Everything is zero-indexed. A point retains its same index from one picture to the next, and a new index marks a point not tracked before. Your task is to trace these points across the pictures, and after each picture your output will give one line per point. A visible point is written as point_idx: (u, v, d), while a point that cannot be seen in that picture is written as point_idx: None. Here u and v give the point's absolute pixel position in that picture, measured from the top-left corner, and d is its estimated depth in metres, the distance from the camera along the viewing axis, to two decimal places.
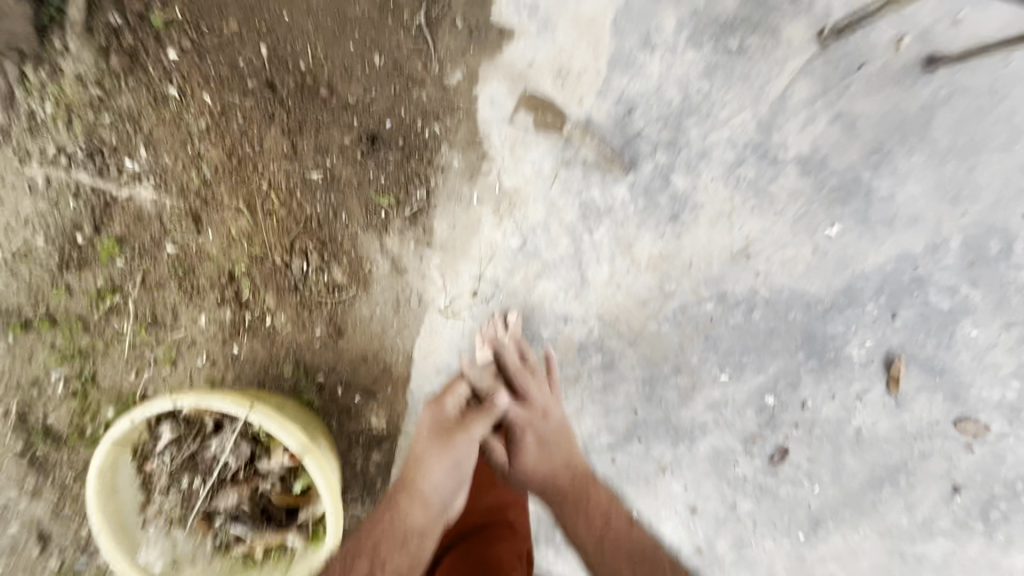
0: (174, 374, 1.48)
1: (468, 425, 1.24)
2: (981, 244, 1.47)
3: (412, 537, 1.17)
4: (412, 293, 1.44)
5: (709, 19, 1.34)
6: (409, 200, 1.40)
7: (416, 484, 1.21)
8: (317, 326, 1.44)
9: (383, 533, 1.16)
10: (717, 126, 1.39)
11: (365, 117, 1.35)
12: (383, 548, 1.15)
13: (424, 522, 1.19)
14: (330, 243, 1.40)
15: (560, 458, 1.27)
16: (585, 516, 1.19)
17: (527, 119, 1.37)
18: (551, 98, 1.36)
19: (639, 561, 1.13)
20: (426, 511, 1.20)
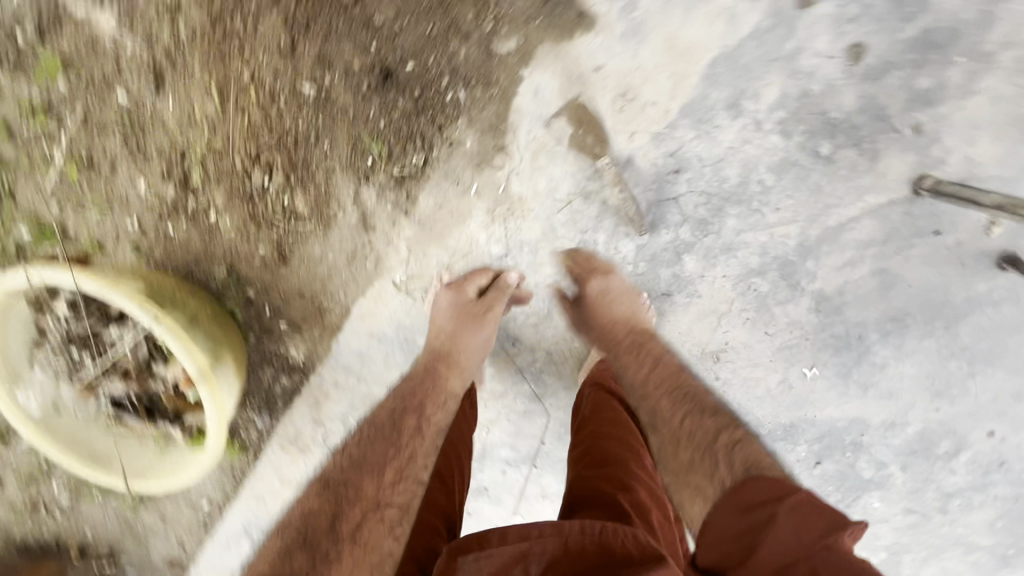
0: (97, 227, 1.33)
1: (490, 307, 1.25)
2: (933, 439, 1.44)
3: (454, 397, 1.24)
4: (372, 253, 1.31)
5: (814, 109, 1.11)
6: (402, 160, 1.21)
7: (445, 354, 1.25)
8: (262, 244, 1.32)
9: (419, 391, 1.21)
10: (760, 225, 1.22)
11: (385, 48, 1.12)
12: (418, 406, 1.18)
13: (463, 382, 1.26)
14: (301, 167, 1.23)
15: (619, 313, 1.22)
16: (636, 361, 1.17)
17: (567, 128, 1.16)
18: (602, 117, 1.15)
19: (681, 397, 1.08)
20: (463, 374, 1.26)
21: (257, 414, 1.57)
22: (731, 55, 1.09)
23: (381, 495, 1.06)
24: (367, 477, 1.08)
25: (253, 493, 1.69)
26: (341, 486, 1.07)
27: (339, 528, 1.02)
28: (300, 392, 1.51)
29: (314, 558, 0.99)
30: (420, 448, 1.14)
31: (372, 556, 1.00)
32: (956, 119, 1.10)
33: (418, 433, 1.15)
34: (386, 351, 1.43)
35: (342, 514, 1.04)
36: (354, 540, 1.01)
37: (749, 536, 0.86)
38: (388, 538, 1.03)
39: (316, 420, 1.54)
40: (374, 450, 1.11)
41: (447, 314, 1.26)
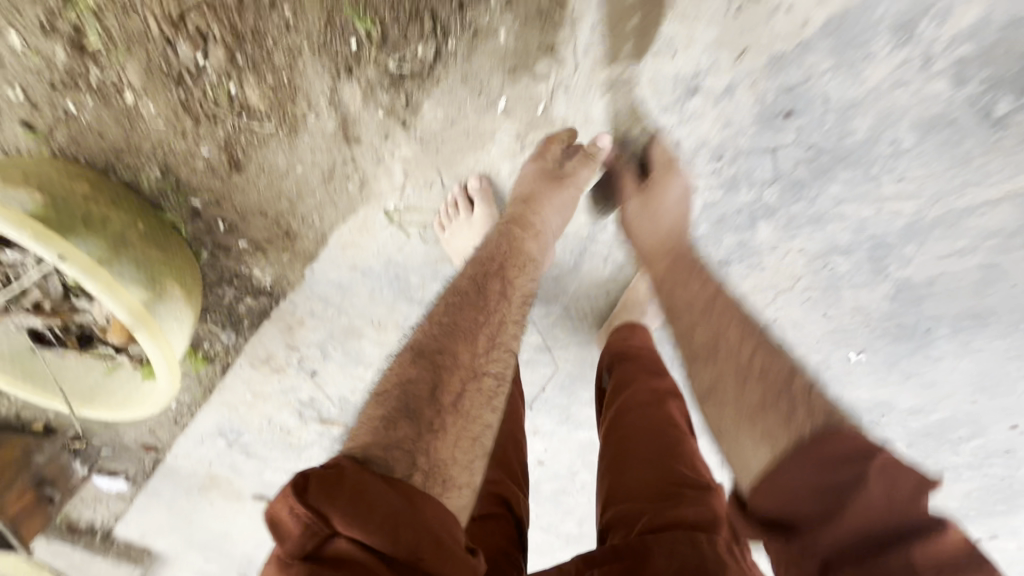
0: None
1: (571, 175, 0.90)
2: (952, 425, 1.36)
3: (537, 266, 0.92)
4: (355, 172, 0.99)
5: (1016, 50, 0.76)
6: (402, 48, 0.84)
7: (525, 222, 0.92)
8: (204, 144, 0.97)
9: (502, 252, 0.88)
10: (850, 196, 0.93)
11: None
12: (505, 270, 0.86)
13: (543, 246, 0.94)
14: (250, 43, 0.84)
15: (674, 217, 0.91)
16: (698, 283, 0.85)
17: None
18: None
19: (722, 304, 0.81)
20: (540, 239, 0.93)
21: (223, 333, 1.33)
22: None
23: (478, 364, 0.74)
24: (459, 341, 0.74)
25: (223, 402, 1.52)
26: (437, 354, 0.72)
27: (441, 394, 0.68)
28: (269, 317, 1.28)
29: (420, 427, 0.64)
30: (510, 313, 0.83)
31: (474, 428, 0.69)
32: None
33: (507, 297, 0.83)
34: (372, 286, 1.18)
35: (443, 382, 0.69)
36: (457, 412, 0.68)
37: (829, 499, 0.54)
38: (488, 411, 0.72)
39: (289, 344, 1.34)
40: (461, 319, 0.77)
41: (529, 180, 0.92)
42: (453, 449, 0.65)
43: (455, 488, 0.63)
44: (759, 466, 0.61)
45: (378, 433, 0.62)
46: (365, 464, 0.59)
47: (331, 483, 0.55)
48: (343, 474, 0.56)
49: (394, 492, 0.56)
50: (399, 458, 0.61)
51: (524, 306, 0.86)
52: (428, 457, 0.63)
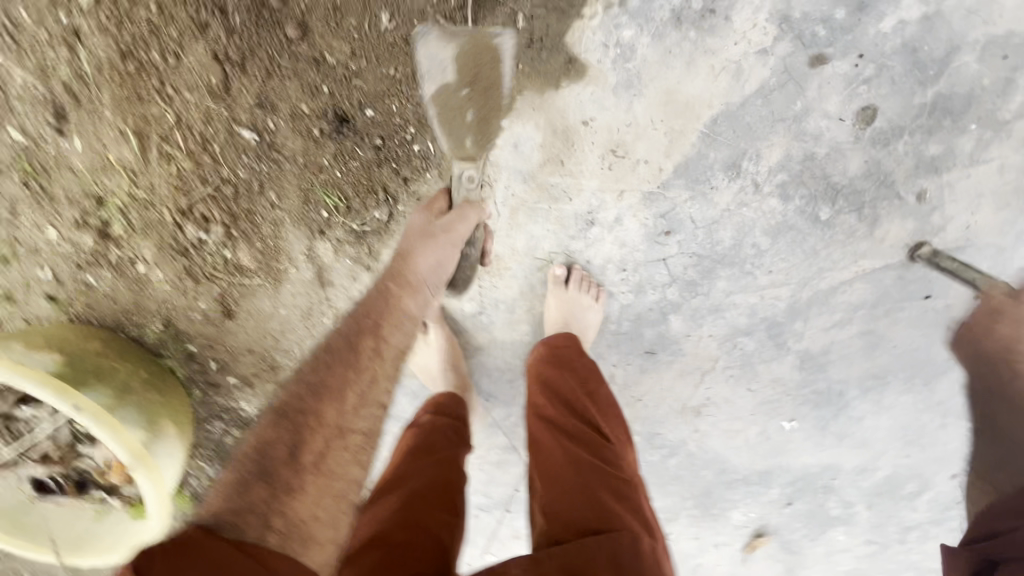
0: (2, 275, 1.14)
1: (444, 227, 0.98)
2: (899, 481, 1.45)
3: (413, 320, 1.00)
4: (329, 309, 1.18)
5: (817, 173, 1.03)
6: (362, 213, 1.07)
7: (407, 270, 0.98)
8: (202, 298, 1.17)
9: (382, 307, 0.97)
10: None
11: (340, 91, 0.96)
12: (381, 324, 0.96)
13: (423, 300, 1.01)
14: (244, 220, 1.07)
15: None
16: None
17: (445, 72, 0.95)
18: (500, 81, 0.96)
19: None
20: (419, 293, 1.00)
21: (209, 466, 1.41)
22: (734, 114, 0.98)
23: (343, 421, 0.89)
24: (324, 401, 0.89)
25: None
26: (299, 415, 0.87)
27: (299, 457, 0.84)
28: None
29: (275, 489, 0.80)
30: (382, 369, 0.95)
31: (337, 483, 0.86)
32: (960, 187, 1.04)
33: (378, 353, 0.95)
34: None
35: (301, 444, 0.85)
36: (319, 468, 0.85)
37: None
38: (353, 465, 0.88)
39: None
40: (332, 376, 0.91)
41: (415, 232, 0.98)
42: (310, 507, 0.83)
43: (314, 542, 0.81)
44: None
45: (234, 499, 0.77)
46: (216, 536, 0.71)
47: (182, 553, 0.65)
48: (199, 543, 0.68)
49: (242, 553, 0.70)
50: (253, 520, 0.75)
51: (398, 360, 0.98)
52: (284, 515, 0.79)
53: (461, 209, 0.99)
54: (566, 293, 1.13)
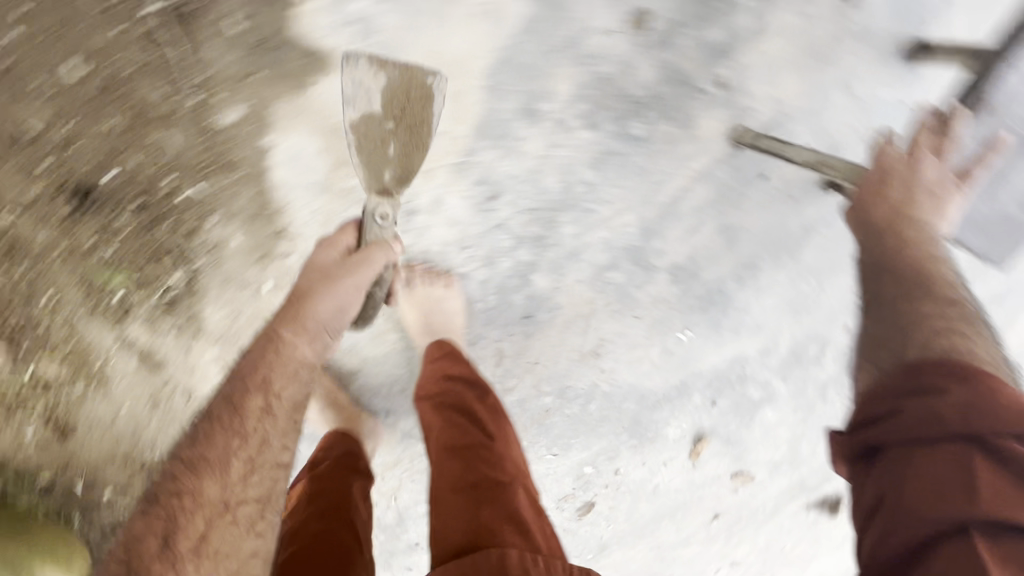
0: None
1: (343, 276, 0.84)
2: (801, 348, 1.46)
3: (308, 366, 0.88)
4: (177, 386, 1.08)
5: (614, 92, 0.98)
6: (162, 282, 0.95)
7: (305, 314, 0.85)
8: (26, 427, 1.00)
9: (273, 362, 0.85)
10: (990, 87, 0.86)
11: (68, 162, 0.82)
12: (270, 380, 0.84)
13: (321, 348, 0.89)
14: (29, 330, 0.93)
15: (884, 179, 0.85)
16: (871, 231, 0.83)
17: (370, 102, 0.82)
18: (429, 118, 0.85)
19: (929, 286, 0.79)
20: (316, 338, 0.88)
21: None
22: (508, 56, 0.91)
23: (228, 493, 0.79)
24: (202, 474, 0.79)
25: None
26: (171, 497, 0.78)
27: (173, 547, 0.75)
28: None
29: None
30: (274, 429, 0.84)
31: (228, 562, 0.78)
32: (753, 64, 1.03)
33: (268, 413, 0.83)
34: None
35: (177, 529, 0.76)
36: (205, 550, 0.77)
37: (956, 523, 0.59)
38: (247, 538, 0.80)
39: None
40: (212, 447, 0.80)
41: (311, 273, 0.85)
42: None
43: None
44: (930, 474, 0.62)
45: None
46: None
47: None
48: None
49: None
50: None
51: (296, 415, 0.87)
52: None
53: (365, 253, 0.84)
54: (417, 294, 1.07)
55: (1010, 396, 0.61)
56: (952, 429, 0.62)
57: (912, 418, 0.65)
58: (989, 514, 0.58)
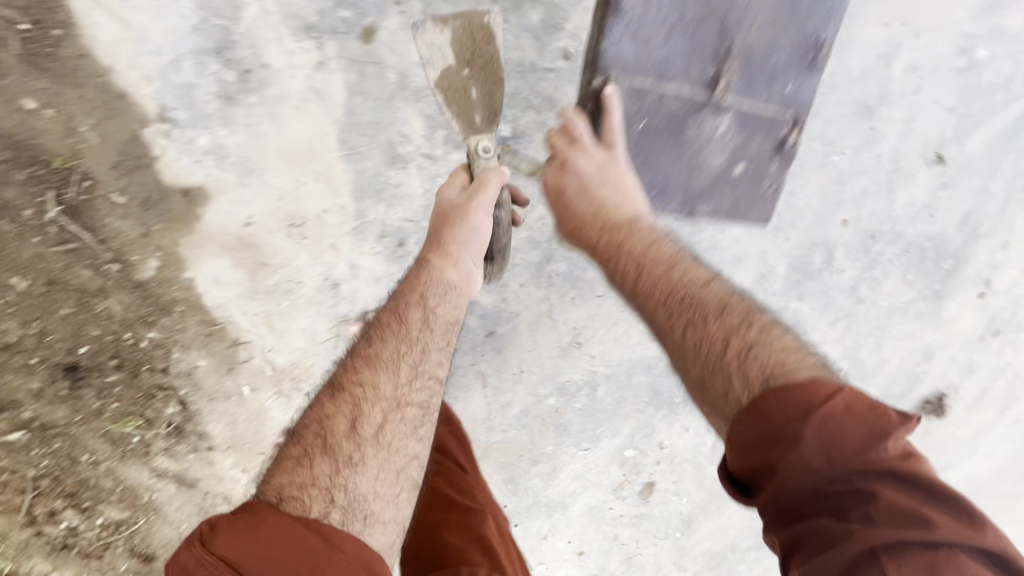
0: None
1: (471, 198, 0.84)
2: (804, 258, 1.38)
3: (459, 289, 0.88)
4: (217, 498, 1.20)
5: None
6: (162, 416, 1.11)
7: (438, 250, 0.86)
8: (119, 563, 1.17)
9: (414, 291, 0.85)
10: (634, 19, 0.89)
11: (48, 351, 1.00)
12: (419, 307, 0.85)
13: (465, 270, 0.87)
14: (82, 490, 1.12)
15: (587, 214, 0.94)
16: (613, 270, 0.91)
17: (445, 54, 0.89)
18: (497, 52, 0.90)
19: (683, 303, 0.82)
20: (460, 262, 0.87)
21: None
22: (351, 121, 0.98)
23: (400, 392, 0.80)
24: (378, 372, 0.80)
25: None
26: (354, 385, 0.79)
27: (359, 431, 0.76)
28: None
29: (336, 463, 0.73)
30: (433, 341, 0.85)
31: (396, 461, 0.77)
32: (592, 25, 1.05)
33: (427, 329, 0.84)
34: None
35: (362, 416, 0.77)
36: (380, 445, 0.76)
37: (872, 555, 0.57)
38: (412, 441, 0.79)
39: None
40: (385, 347, 0.82)
41: (449, 202, 0.87)
42: (372, 481, 0.74)
43: (375, 520, 0.73)
44: (821, 500, 0.62)
45: (296, 471, 0.72)
46: (276, 505, 0.69)
47: (245, 529, 0.64)
48: (262, 516, 0.66)
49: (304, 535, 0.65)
50: (314, 496, 0.70)
51: (450, 331, 0.87)
52: (346, 491, 0.72)
53: (480, 176, 0.85)
54: None
55: (860, 414, 0.63)
56: (821, 471, 0.63)
57: (786, 470, 0.64)
58: (881, 540, 0.58)
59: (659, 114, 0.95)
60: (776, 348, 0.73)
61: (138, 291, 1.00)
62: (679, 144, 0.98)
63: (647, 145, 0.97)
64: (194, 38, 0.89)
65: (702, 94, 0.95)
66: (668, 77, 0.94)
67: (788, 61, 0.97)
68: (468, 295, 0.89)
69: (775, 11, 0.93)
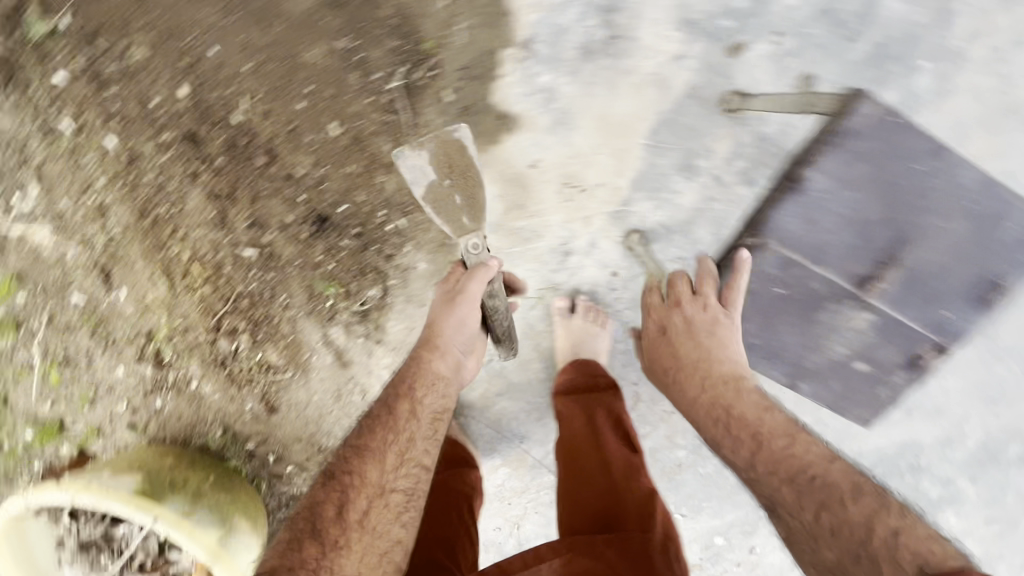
0: (55, 405, 1.24)
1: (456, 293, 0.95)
2: (998, 445, 1.22)
3: (447, 379, 1.00)
4: (355, 386, 1.29)
5: (775, 153, 1.01)
6: (361, 295, 1.18)
7: (434, 350, 0.98)
8: (248, 400, 1.30)
9: (400, 384, 0.98)
10: (815, 201, 0.99)
11: (314, 197, 1.07)
12: (407, 398, 0.97)
13: (451, 359, 0.99)
14: (265, 324, 1.20)
15: (692, 369, 0.97)
16: (728, 440, 0.89)
17: (428, 172, 0.95)
18: (473, 163, 0.96)
19: (810, 483, 0.79)
20: (447, 353, 0.99)
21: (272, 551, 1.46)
22: (670, 119, 1.00)
23: (384, 479, 0.93)
24: (368, 463, 0.93)
25: None
26: (342, 473, 0.92)
27: (346, 514, 0.90)
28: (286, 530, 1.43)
29: (323, 546, 0.87)
30: (419, 430, 0.96)
31: (379, 544, 0.89)
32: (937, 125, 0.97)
33: (414, 417, 0.96)
34: None
35: (348, 503, 0.90)
36: (362, 528, 0.90)
37: None
38: (395, 524, 0.92)
39: None
40: (373, 437, 0.95)
41: (437, 302, 0.98)
42: (356, 561, 0.87)
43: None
44: None
45: (287, 554, 0.86)
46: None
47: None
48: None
49: None
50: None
51: (435, 418, 0.98)
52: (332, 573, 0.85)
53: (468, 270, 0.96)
54: (573, 324, 1.14)
55: None
56: None
57: None
58: None
59: (803, 291, 1.05)
60: (923, 533, 0.71)
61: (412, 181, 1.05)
62: (808, 322, 1.07)
63: (779, 313, 1.08)
64: None
65: (852, 287, 1.04)
66: (830, 261, 1.02)
67: (954, 291, 1.04)
68: (455, 384, 1.00)
69: (962, 243, 1.00)
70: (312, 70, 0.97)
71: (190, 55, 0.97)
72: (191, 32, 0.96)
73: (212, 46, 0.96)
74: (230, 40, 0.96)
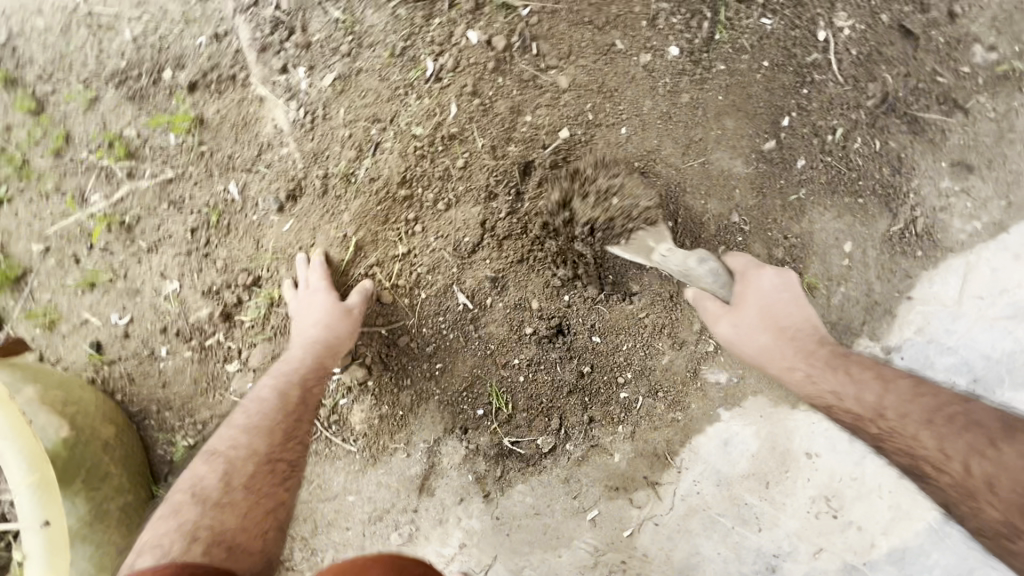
0: (47, 252, 0.94)
1: (348, 312, 0.85)
2: None
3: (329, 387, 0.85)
4: (408, 523, 0.89)
5: None
6: (522, 433, 0.89)
7: (325, 352, 0.82)
8: None
9: (285, 373, 0.81)
10: None
11: (577, 306, 0.88)
12: (295, 380, 0.80)
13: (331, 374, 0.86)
14: (392, 374, 0.89)
15: (792, 313, 0.81)
16: (844, 386, 0.74)
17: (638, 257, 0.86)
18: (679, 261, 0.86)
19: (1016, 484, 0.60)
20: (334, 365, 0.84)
21: None
22: None
23: (270, 450, 0.76)
24: (250, 435, 0.76)
25: None
26: (227, 451, 0.75)
27: (232, 484, 0.71)
28: None
29: (203, 510, 0.69)
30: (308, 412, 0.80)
31: (265, 505, 0.72)
32: None
33: (304, 404, 0.80)
34: None
35: (229, 472, 0.73)
36: (257, 493, 0.72)
37: None
38: (282, 490, 0.75)
39: None
40: (258, 415, 0.77)
41: (334, 318, 0.84)
42: (245, 521, 0.69)
43: (240, 557, 0.66)
44: None
45: (161, 527, 0.68)
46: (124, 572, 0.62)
47: None
48: None
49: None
50: (177, 540, 0.65)
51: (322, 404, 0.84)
52: (210, 533, 0.66)
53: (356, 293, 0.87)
54: None
55: None
56: None
57: None
58: None
59: None
60: None
61: (683, 378, 0.88)
62: None
63: None
64: (978, 358, 0.86)
65: None
66: None
67: None
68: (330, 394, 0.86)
69: None
70: (687, 214, 0.87)
71: (596, 115, 0.87)
72: (616, 100, 0.87)
73: (621, 125, 0.87)
74: (642, 134, 0.87)
